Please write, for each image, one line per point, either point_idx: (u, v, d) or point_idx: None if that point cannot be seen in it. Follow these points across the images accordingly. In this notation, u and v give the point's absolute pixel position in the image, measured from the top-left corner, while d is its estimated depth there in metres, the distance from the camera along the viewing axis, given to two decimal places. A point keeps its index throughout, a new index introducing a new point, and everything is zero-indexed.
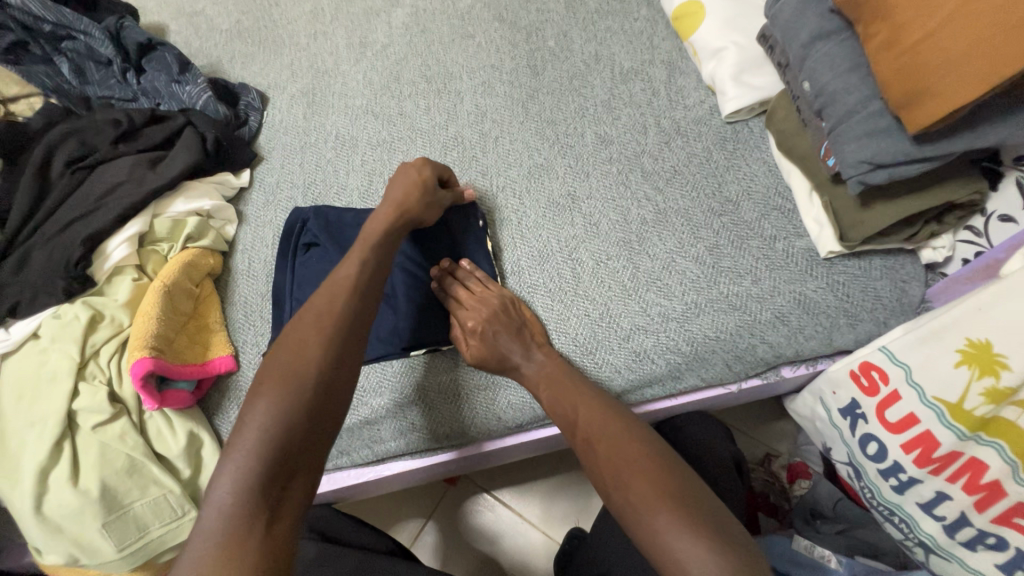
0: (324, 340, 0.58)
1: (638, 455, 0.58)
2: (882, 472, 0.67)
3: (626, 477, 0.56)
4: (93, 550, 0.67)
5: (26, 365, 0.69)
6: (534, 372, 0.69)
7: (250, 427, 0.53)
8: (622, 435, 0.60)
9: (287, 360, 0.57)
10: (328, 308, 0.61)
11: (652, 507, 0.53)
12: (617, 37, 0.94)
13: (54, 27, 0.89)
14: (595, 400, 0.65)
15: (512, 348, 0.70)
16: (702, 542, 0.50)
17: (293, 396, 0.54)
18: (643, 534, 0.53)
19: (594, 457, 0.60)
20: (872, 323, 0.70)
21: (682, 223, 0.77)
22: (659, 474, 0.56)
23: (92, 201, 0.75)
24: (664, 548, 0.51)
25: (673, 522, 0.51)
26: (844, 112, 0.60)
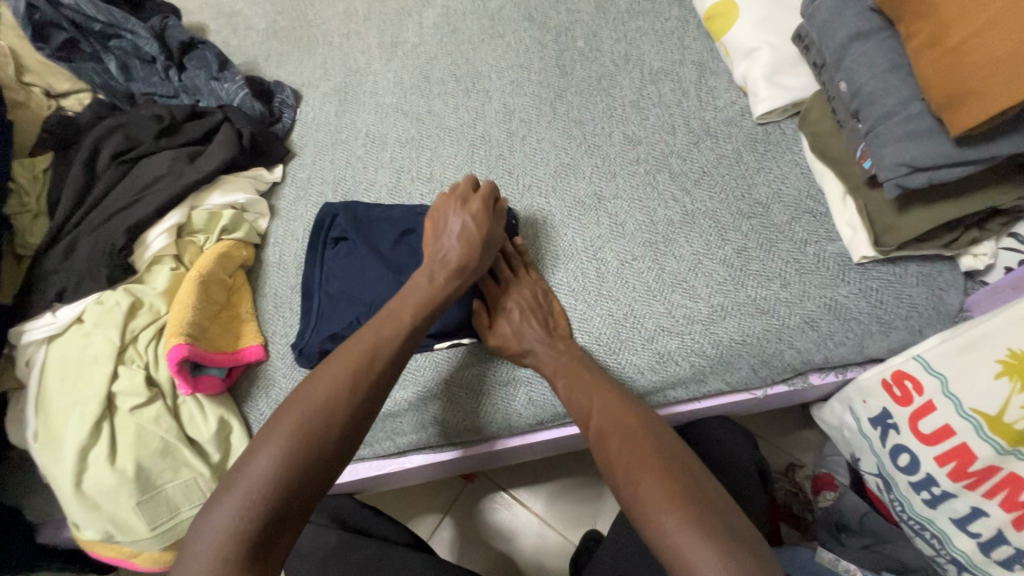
0: (354, 393, 0.59)
1: (651, 455, 0.57)
2: (913, 484, 0.65)
3: (637, 477, 0.56)
4: (128, 527, 0.69)
5: (69, 347, 0.71)
6: (552, 360, 0.69)
7: (258, 461, 0.54)
8: (635, 435, 0.60)
9: (310, 397, 0.58)
10: (366, 358, 0.61)
11: (661, 508, 0.53)
12: (647, 38, 0.94)
13: (103, 26, 0.92)
14: (610, 396, 0.64)
15: (527, 330, 0.71)
16: (711, 548, 0.49)
17: (304, 442, 0.55)
18: (651, 534, 0.52)
19: (606, 455, 0.60)
20: (905, 331, 0.68)
21: (709, 225, 0.76)
22: (670, 476, 0.55)
23: (134, 193, 0.78)
24: (672, 551, 0.50)
25: (682, 525, 0.51)
26: (882, 113, 0.59)
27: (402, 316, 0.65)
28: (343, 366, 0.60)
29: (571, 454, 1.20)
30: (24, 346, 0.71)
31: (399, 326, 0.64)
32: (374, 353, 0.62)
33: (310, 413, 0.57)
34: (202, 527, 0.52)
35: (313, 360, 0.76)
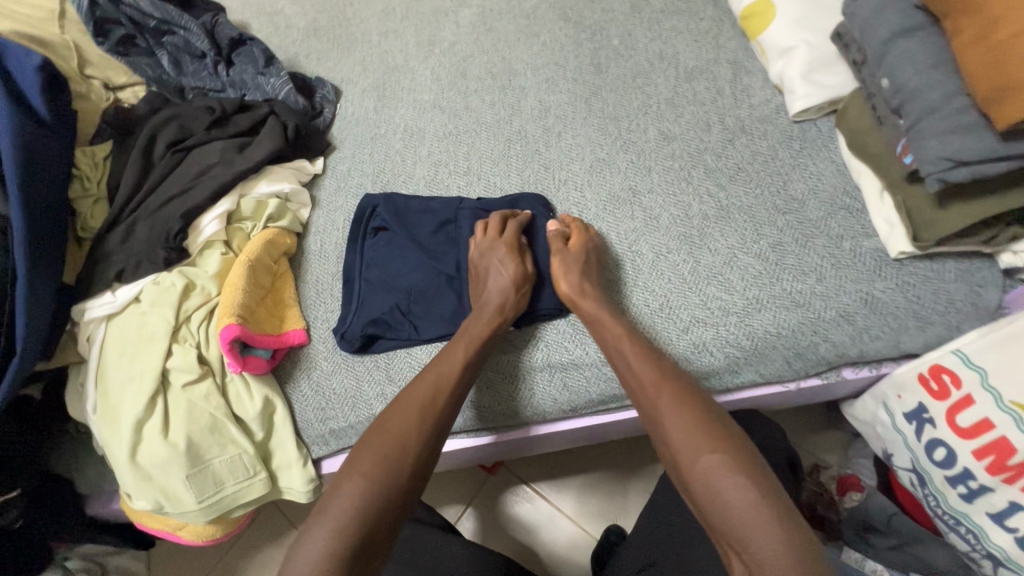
0: (422, 433, 0.63)
1: (719, 432, 0.58)
2: (949, 478, 0.66)
3: (706, 451, 0.57)
4: (177, 499, 0.72)
5: (127, 325, 0.75)
6: (613, 320, 0.70)
7: (341, 496, 0.58)
8: (703, 410, 0.61)
9: (388, 434, 0.63)
10: (430, 395, 0.66)
11: (734, 483, 0.55)
12: (682, 37, 0.95)
13: (158, 22, 0.97)
14: (672, 369, 0.65)
15: (571, 270, 0.75)
16: (780, 526, 0.52)
17: (381, 480, 0.59)
18: (717, 505, 0.55)
19: (668, 425, 0.61)
20: (942, 326, 0.68)
21: (745, 220, 0.77)
22: (737, 453, 0.57)
23: (188, 180, 0.82)
24: (739, 523, 0.53)
25: (753, 503, 0.54)
26: (925, 108, 0.60)
27: (455, 355, 0.69)
28: (409, 406, 0.65)
29: (594, 449, 1.21)
30: (85, 323, 0.75)
31: (456, 362, 0.69)
32: (437, 393, 0.66)
33: (384, 453, 0.61)
34: (295, 554, 0.56)
35: (355, 344, 0.79)
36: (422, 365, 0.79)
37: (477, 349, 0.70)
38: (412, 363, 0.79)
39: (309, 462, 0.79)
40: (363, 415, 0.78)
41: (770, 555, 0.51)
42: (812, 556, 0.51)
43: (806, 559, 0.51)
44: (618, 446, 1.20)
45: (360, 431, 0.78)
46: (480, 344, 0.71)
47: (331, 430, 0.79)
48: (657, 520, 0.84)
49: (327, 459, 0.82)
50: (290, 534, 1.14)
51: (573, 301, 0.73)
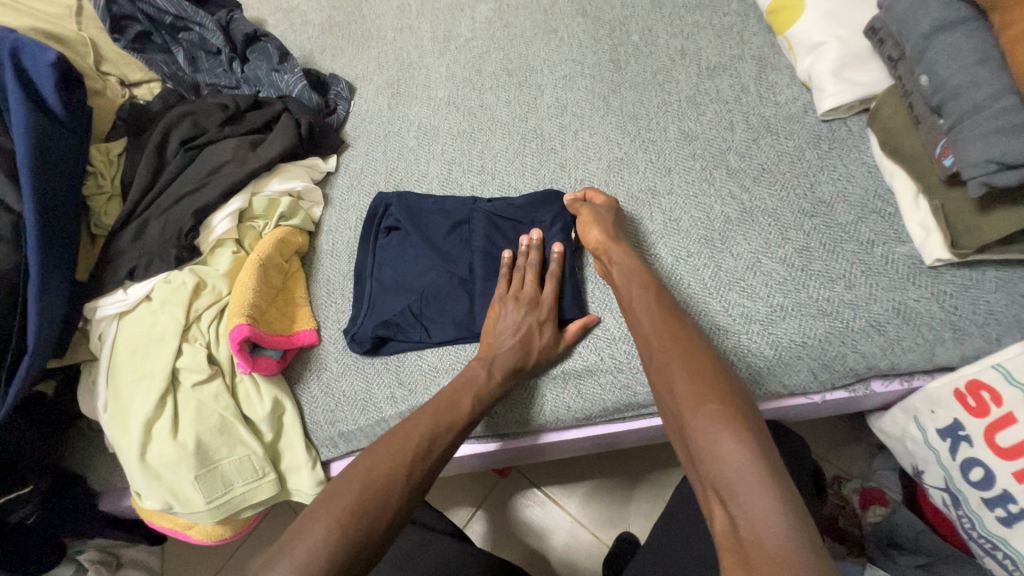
0: (412, 482, 0.61)
1: (725, 385, 0.55)
2: (986, 501, 0.62)
3: (708, 404, 0.54)
4: (185, 499, 0.72)
5: (139, 323, 0.74)
6: (643, 275, 0.70)
7: (314, 532, 0.55)
8: (712, 363, 0.58)
9: (376, 473, 0.60)
10: (426, 442, 0.64)
11: (729, 435, 0.51)
12: (705, 32, 0.92)
13: (174, 19, 0.97)
14: (689, 323, 0.64)
15: (601, 222, 0.76)
16: (775, 481, 0.47)
17: (361, 521, 0.56)
18: (712, 452, 0.51)
19: (675, 374, 0.59)
20: (982, 339, 0.64)
21: (769, 224, 0.74)
22: (739, 406, 0.53)
23: (201, 178, 0.82)
24: (732, 472, 0.49)
25: (749, 454, 0.49)
26: (970, 107, 0.56)
27: (461, 404, 0.67)
28: (404, 449, 0.62)
29: (607, 455, 1.18)
30: (97, 320, 0.75)
31: (460, 414, 0.66)
32: (434, 441, 0.64)
33: (369, 491, 0.58)
34: None
35: (365, 346, 0.78)
36: (432, 368, 0.77)
37: (483, 403, 0.68)
38: (423, 366, 0.78)
39: (317, 464, 0.78)
40: (373, 418, 0.77)
41: (761, 510, 0.46)
42: (807, 522, 0.45)
43: (800, 524, 0.45)
44: (631, 452, 1.17)
45: (370, 434, 0.77)
46: (487, 397, 0.68)
47: (340, 433, 0.78)
48: (672, 532, 0.81)
49: (336, 462, 0.81)
50: None
51: (604, 247, 0.74)
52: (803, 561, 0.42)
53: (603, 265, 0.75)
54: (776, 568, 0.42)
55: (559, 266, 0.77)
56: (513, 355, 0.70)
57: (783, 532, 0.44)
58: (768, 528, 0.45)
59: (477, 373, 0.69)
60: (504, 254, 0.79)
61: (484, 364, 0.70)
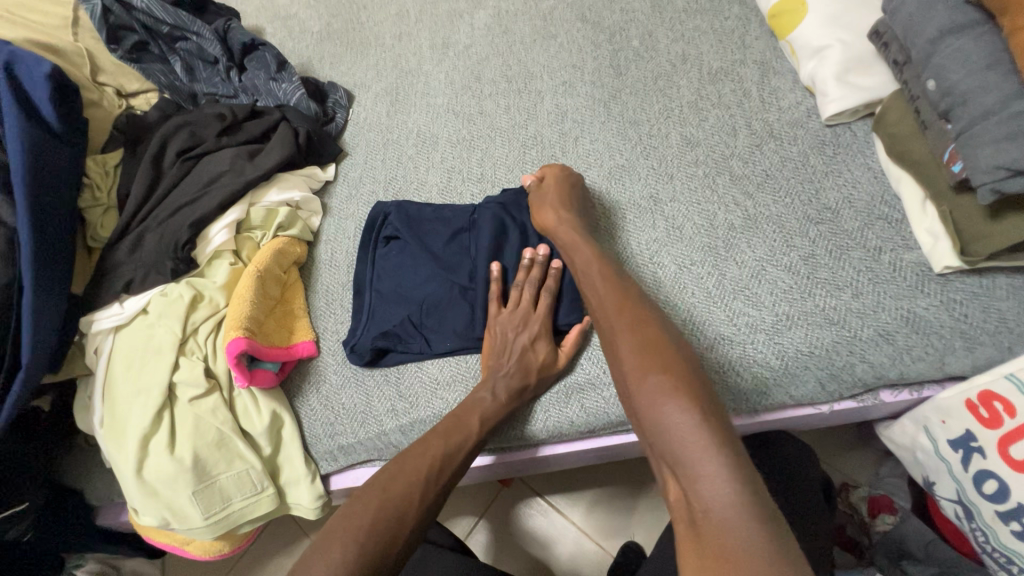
0: (422, 505, 0.61)
1: (671, 354, 0.54)
2: (1000, 514, 0.60)
3: (651, 373, 0.53)
4: (183, 515, 0.71)
5: (135, 336, 0.73)
6: (594, 256, 0.70)
7: (329, 556, 0.54)
8: (659, 335, 0.57)
9: (386, 494, 0.60)
10: (436, 464, 0.64)
11: (671, 401, 0.50)
12: (706, 37, 0.91)
13: (171, 28, 0.96)
14: (640, 299, 0.63)
15: (552, 209, 0.76)
16: (717, 442, 0.46)
17: (375, 547, 0.56)
18: (656, 422, 0.50)
19: (622, 349, 0.58)
20: (993, 347, 0.63)
21: (774, 230, 0.73)
22: (681, 372, 0.52)
23: (198, 189, 0.81)
24: (675, 439, 0.48)
25: (693, 418, 0.48)
26: (979, 112, 0.55)
27: (469, 425, 0.67)
28: (414, 471, 0.62)
29: (609, 464, 1.17)
30: (93, 334, 0.74)
31: (467, 436, 0.66)
32: (443, 462, 0.64)
33: (382, 514, 0.58)
34: None
35: (365, 357, 0.77)
36: (434, 381, 0.76)
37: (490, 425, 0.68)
38: (423, 378, 0.77)
39: (317, 478, 0.77)
40: (373, 431, 0.76)
41: (704, 474, 0.45)
42: (750, 479, 0.44)
43: (745, 482, 0.44)
44: (635, 460, 1.16)
45: (370, 447, 0.76)
46: (495, 420, 0.68)
47: (339, 446, 0.77)
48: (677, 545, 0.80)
49: (336, 475, 0.80)
50: (300, 545, 1.12)
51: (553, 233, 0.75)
52: (748, 519, 0.42)
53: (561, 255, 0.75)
54: (723, 531, 0.42)
55: (556, 282, 0.75)
56: (511, 376, 0.69)
57: (725, 493, 0.44)
58: (712, 491, 0.44)
59: (480, 396, 0.69)
60: (494, 268, 0.77)
61: (487, 387, 0.70)
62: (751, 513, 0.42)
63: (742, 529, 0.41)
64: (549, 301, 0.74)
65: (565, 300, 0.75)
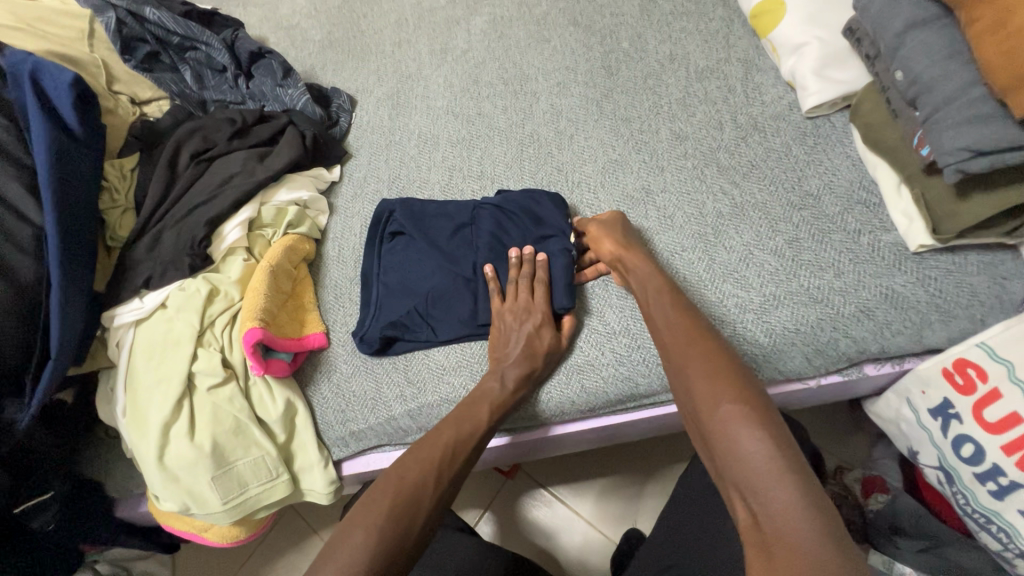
0: (438, 489, 0.64)
1: (744, 385, 0.58)
2: (978, 475, 0.65)
3: (727, 402, 0.56)
4: (203, 500, 0.74)
5: (155, 330, 0.77)
6: (660, 279, 0.72)
7: (353, 540, 0.58)
8: (732, 364, 0.60)
9: (404, 482, 0.63)
10: (449, 452, 0.67)
11: (748, 433, 0.53)
12: (692, 38, 0.96)
13: (181, 39, 1.00)
14: (709, 326, 0.66)
15: (613, 235, 0.77)
16: (794, 476, 0.50)
17: (395, 529, 0.59)
18: (733, 451, 0.54)
19: (692, 374, 0.61)
20: (967, 320, 0.67)
21: (760, 217, 0.77)
22: (757, 404, 0.56)
23: (211, 189, 0.84)
24: (752, 469, 0.51)
25: (770, 451, 0.52)
26: (942, 99, 0.60)
27: (478, 415, 0.70)
28: (428, 459, 0.66)
29: (609, 453, 1.20)
30: (114, 329, 0.77)
31: (477, 424, 0.69)
32: (456, 449, 0.67)
33: (401, 500, 0.61)
34: None
35: (374, 345, 0.80)
36: (440, 367, 0.80)
37: (499, 411, 0.71)
38: (430, 364, 0.80)
39: (330, 464, 0.80)
40: (383, 417, 0.79)
41: (781, 503, 0.49)
42: (825, 510, 0.48)
43: (822, 514, 0.48)
44: (635, 448, 1.19)
45: (380, 432, 0.80)
46: (504, 407, 0.71)
47: (351, 432, 0.80)
48: (678, 522, 0.83)
49: (348, 461, 0.83)
50: (311, 538, 1.15)
51: (619, 258, 0.76)
52: (827, 549, 0.45)
53: (620, 274, 0.77)
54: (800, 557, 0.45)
55: (547, 272, 0.79)
56: (518, 364, 0.72)
57: (803, 523, 0.47)
58: (789, 521, 0.48)
59: (488, 385, 0.72)
60: (487, 270, 0.81)
61: (494, 377, 0.72)
62: (829, 543, 0.46)
63: (821, 558, 0.45)
64: (546, 293, 0.78)
65: (557, 286, 0.78)
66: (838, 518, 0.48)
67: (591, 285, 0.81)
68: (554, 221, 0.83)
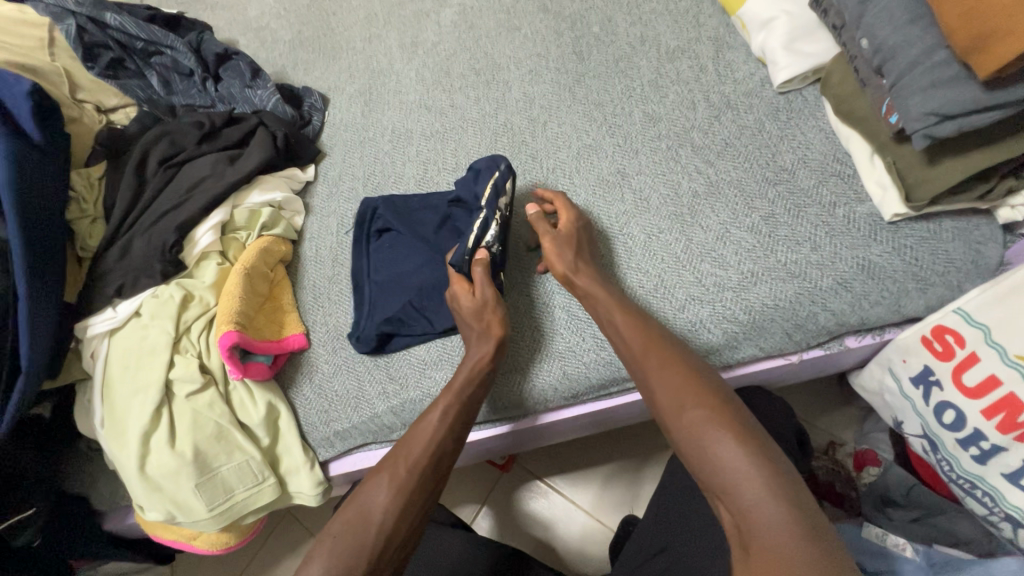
0: (394, 484, 0.63)
1: (707, 388, 0.59)
2: (961, 441, 0.65)
3: (693, 405, 0.57)
4: (188, 508, 0.73)
5: (130, 338, 0.76)
6: (608, 295, 0.70)
7: (313, 562, 0.59)
8: (693, 367, 0.61)
9: (360, 496, 0.63)
10: (402, 456, 0.66)
11: (717, 435, 0.54)
12: (662, 19, 0.95)
13: (146, 43, 0.99)
14: (663, 332, 0.66)
15: (564, 251, 0.74)
16: (762, 471, 0.51)
17: (349, 544, 0.59)
18: (704, 453, 0.54)
19: (654, 383, 0.61)
20: (943, 287, 0.67)
21: (735, 195, 0.77)
22: (723, 406, 0.57)
23: (182, 194, 0.83)
24: (724, 471, 0.52)
25: (738, 449, 0.53)
26: (907, 64, 0.60)
27: (432, 413, 0.68)
28: (381, 469, 0.65)
29: (603, 440, 1.20)
30: (89, 339, 0.76)
31: (432, 420, 0.67)
32: (408, 451, 0.66)
33: (351, 516, 0.61)
34: None
35: (371, 343, 0.79)
36: (421, 362, 0.79)
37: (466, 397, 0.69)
38: (411, 360, 0.80)
39: (316, 465, 0.80)
40: (366, 415, 0.78)
41: (753, 500, 0.50)
42: (801, 499, 0.49)
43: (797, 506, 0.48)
44: (630, 434, 1.19)
45: (365, 431, 0.79)
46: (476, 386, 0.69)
47: (335, 432, 0.79)
48: (668, 504, 0.82)
49: (334, 461, 0.83)
50: (307, 543, 1.14)
51: (570, 282, 0.72)
52: (804, 538, 0.46)
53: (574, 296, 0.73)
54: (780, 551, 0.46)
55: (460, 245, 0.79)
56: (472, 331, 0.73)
57: (779, 516, 0.48)
58: (765, 517, 0.48)
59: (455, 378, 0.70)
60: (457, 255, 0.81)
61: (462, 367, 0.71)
62: (804, 530, 0.47)
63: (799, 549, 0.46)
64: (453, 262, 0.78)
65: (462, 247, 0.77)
66: (816, 509, 0.49)
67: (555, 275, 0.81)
68: (483, 184, 0.80)
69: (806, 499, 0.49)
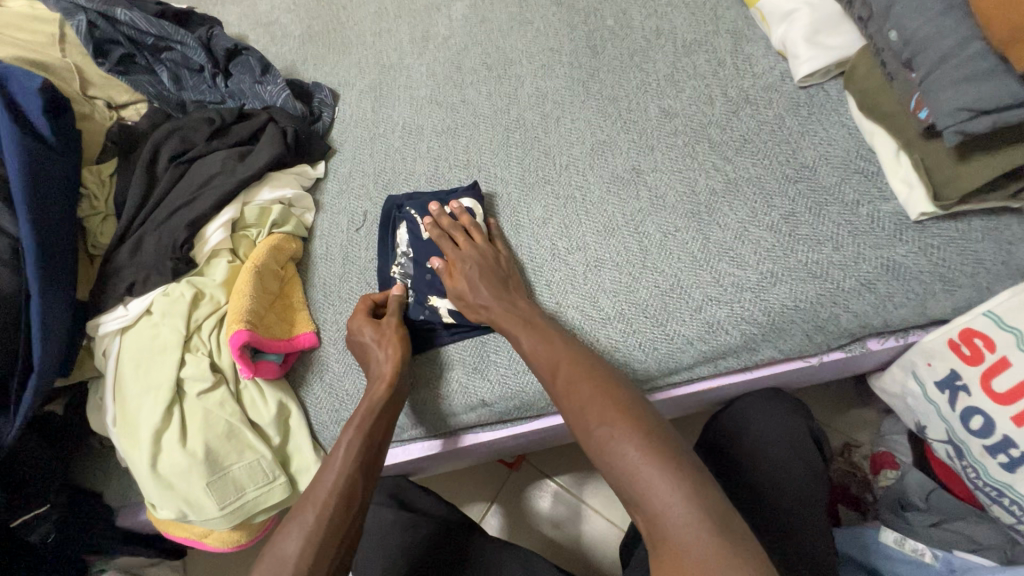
0: (305, 531, 0.57)
1: (613, 397, 0.59)
2: (988, 448, 0.65)
3: (598, 422, 0.57)
4: (199, 507, 0.73)
5: (142, 336, 0.76)
6: (506, 311, 0.71)
7: None
8: (600, 377, 0.61)
9: (274, 545, 0.57)
10: (313, 490, 0.61)
11: (622, 447, 0.54)
12: (678, 11, 0.92)
13: (155, 39, 0.98)
14: (572, 346, 0.66)
15: (477, 286, 0.73)
16: (666, 475, 0.51)
17: None
18: (613, 466, 0.55)
19: (566, 402, 0.61)
20: (972, 288, 0.65)
21: (754, 192, 0.75)
22: (627, 414, 0.57)
23: (192, 191, 0.83)
24: (631, 481, 0.53)
25: (639, 458, 0.53)
26: (937, 58, 0.58)
27: (344, 442, 0.64)
28: (298, 511, 0.59)
29: None
30: (101, 337, 0.77)
31: (347, 447, 0.64)
32: (319, 484, 0.61)
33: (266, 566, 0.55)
34: None
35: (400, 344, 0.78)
36: (435, 360, 0.78)
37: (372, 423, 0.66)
38: (424, 359, 0.79)
39: None
40: None
41: (664, 504, 0.50)
42: (706, 493, 0.50)
43: (700, 503, 0.49)
44: None
45: None
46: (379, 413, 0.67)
47: None
48: None
49: None
50: None
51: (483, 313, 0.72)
52: (709, 536, 0.47)
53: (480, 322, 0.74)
54: (689, 556, 0.47)
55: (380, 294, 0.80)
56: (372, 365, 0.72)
57: (686, 520, 0.49)
58: (673, 524, 0.49)
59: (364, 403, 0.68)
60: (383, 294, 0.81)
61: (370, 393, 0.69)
62: (709, 528, 0.48)
63: (704, 548, 0.47)
64: (362, 304, 0.78)
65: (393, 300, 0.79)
66: (721, 501, 0.50)
67: (553, 274, 0.78)
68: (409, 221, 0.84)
69: (710, 488, 0.51)
